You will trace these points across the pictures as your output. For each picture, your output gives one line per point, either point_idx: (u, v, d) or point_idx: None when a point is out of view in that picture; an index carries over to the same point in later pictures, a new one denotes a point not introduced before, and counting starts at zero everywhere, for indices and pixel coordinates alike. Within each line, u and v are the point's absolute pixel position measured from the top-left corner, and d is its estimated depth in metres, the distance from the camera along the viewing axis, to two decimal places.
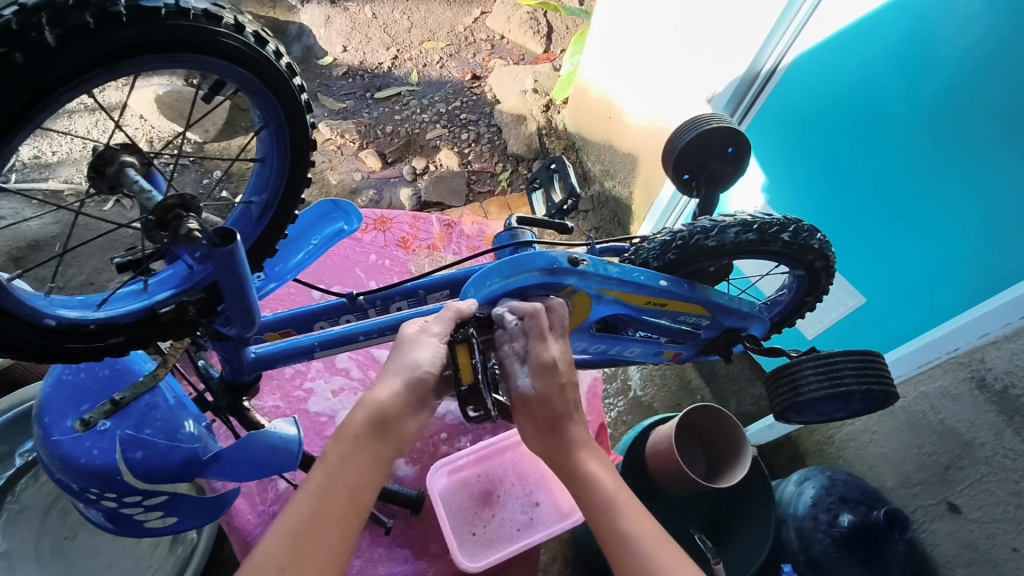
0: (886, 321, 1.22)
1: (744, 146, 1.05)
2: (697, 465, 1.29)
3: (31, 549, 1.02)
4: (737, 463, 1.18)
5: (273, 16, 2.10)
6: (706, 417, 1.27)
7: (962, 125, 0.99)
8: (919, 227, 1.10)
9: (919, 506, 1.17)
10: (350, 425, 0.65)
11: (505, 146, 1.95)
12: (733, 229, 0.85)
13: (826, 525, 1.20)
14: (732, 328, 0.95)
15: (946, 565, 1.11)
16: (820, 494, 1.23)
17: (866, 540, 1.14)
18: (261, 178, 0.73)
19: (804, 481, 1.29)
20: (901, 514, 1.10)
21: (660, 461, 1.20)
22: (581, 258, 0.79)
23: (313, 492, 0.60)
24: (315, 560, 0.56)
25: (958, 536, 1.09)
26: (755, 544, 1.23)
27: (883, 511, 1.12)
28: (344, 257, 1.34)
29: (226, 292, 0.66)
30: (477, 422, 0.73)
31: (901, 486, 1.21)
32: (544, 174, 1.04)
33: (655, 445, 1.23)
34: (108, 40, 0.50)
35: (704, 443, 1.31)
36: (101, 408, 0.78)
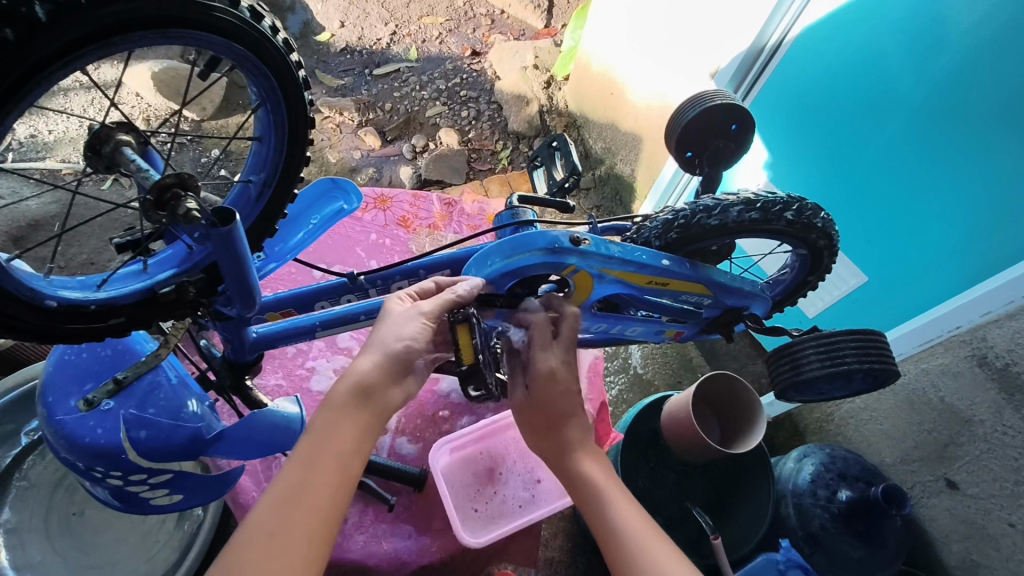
0: (888, 299, 1.22)
1: (747, 123, 1.04)
2: (711, 430, 1.28)
3: (40, 526, 1.03)
4: (753, 423, 1.18)
5: None
6: (728, 387, 1.24)
7: (970, 101, 0.98)
8: (922, 205, 1.09)
9: (917, 482, 1.19)
10: (333, 396, 0.64)
11: (506, 123, 1.93)
12: (736, 208, 0.84)
13: (824, 501, 1.22)
14: (733, 307, 0.94)
15: (942, 539, 1.15)
16: (819, 470, 1.25)
17: (863, 514, 1.16)
18: (259, 157, 0.72)
19: (804, 458, 1.30)
20: (901, 492, 1.10)
21: (676, 432, 1.21)
22: (583, 237, 0.77)
23: (300, 462, 0.60)
24: (300, 525, 0.57)
25: (955, 512, 1.12)
26: (755, 520, 1.25)
27: (882, 489, 1.13)
28: (344, 236, 1.33)
29: (226, 272, 0.66)
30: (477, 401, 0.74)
31: (901, 462, 1.22)
32: (546, 152, 1.03)
33: (668, 417, 1.24)
34: (100, 16, 0.49)
35: (714, 408, 1.30)
36: (104, 388, 0.78)
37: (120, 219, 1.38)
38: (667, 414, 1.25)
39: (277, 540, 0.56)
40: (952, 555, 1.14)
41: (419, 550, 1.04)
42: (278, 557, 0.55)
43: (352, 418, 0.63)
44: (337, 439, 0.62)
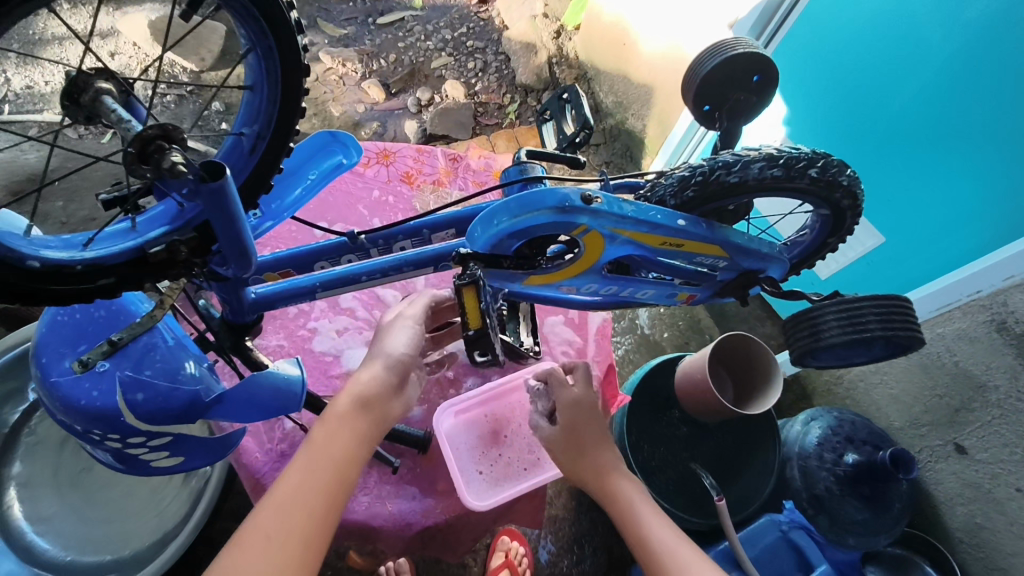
0: (905, 261, 1.18)
1: (771, 75, 0.98)
2: (725, 390, 1.25)
3: (48, 478, 1.06)
4: (769, 382, 1.15)
5: None
6: (746, 347, 1.19)
7: (1005, 53, 0.91)
8: (945, 165, 1.04)
9: (925, 446, 1.18)
10: (334, 409, 0.70)
11: (514, 75, 1.85)
12: (758, 164, 0.80)
13: (830, 464, 1.20)
14: (749, 271, 0.90)
15: (947, 502, 1.15)
16: (827, 434, 1.23)
17: (871, 478, 1.16)
18: (252, 108, 0.67)
19: (812, 421, 1.27)
20: (908, 455, 1.08)
21: (690, 392, 1.19)
22: (596, 195, 0.73)
23: (300, 468, 0.64)
24: (297, 526, 0.60)
25: (963, 475, 1.11)
26: (762, 477, 1.26)
27: (889, 452, 1.10)
28: (345, 193, 1.29)
29: (217, 231, 0.63)
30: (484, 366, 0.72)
31: (909, 426, 1.21)
32: (555, 105, 0.97)
33: (681, 379, 1.22)
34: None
35: (728, 366, 1.26)
36: (98, 350, 0.76)
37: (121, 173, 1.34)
38: (682, 372, 1.22)
39: (275, 540, 0.59)
40: (955, 518, 1.14)
41: (423, 512, 1.04)
42: (274, 551, 0.58)
43: (349, 425, 0.69)
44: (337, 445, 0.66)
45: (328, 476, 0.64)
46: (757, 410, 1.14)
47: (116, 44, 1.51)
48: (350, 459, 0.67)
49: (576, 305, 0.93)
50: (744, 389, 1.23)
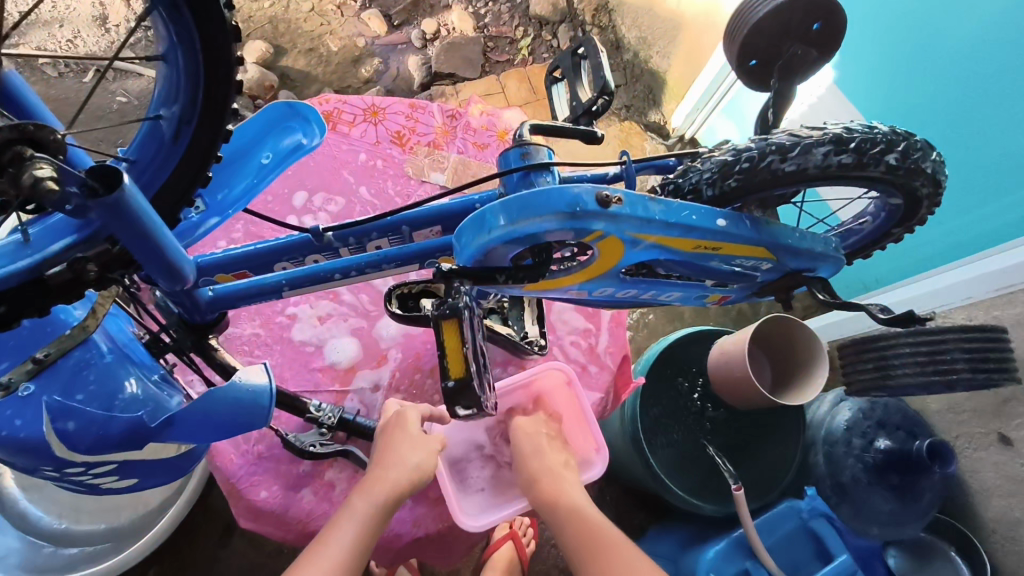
0: (969, 229, 1.07)
1: (835, 22, 0.79)
2: (763, 374, 1.12)
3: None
4: (812, 369, 1.02)
5: None
6: (787, 331, 1.06)
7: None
8: (1010, 121, 0.92)
9: (965, 433, 1.08)
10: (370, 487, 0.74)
11: (527, 5, 1.63)
12: (823, 149, 0.63)
13: (858, 450, 1.09)
14: (796, 271, 0.76)
15: (983, 493, 1.06)
16: (857, 417, 1.11)
17: (901, 466, 1.04)
18: (168, 83, 0.52)
19: (841, 403, 1.16)
20: (947, 448, 0.99)
21: (724, 376, 1.07)
22: (614, 195, 0.57)
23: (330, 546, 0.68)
24: None
25: (1004, 467, 1.02)
26: (778, 468, 1.13)
27: (927, 442, 1.00)
28: (330, 157, 1.13)
29: (134, 249, 0.50)
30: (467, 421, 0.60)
31: (948, 411, 1.12)
32: (568, 62, 0.79)
33: (713, 361, 1.09)
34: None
35: (767, 349, 1.13)
36: (23, 368, 0.65)
37: (100, 113, 1.25)
38: (718, 354, 1.08)
39: None
40: (989, 508, 1.05)
41: (414, 520, 0.94)
42: None
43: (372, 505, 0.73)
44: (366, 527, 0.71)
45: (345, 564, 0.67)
46: (796, 401, 1.01)
47: None
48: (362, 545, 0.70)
49: (590, 304, 0.80)
50: (783, 375, 1.10)
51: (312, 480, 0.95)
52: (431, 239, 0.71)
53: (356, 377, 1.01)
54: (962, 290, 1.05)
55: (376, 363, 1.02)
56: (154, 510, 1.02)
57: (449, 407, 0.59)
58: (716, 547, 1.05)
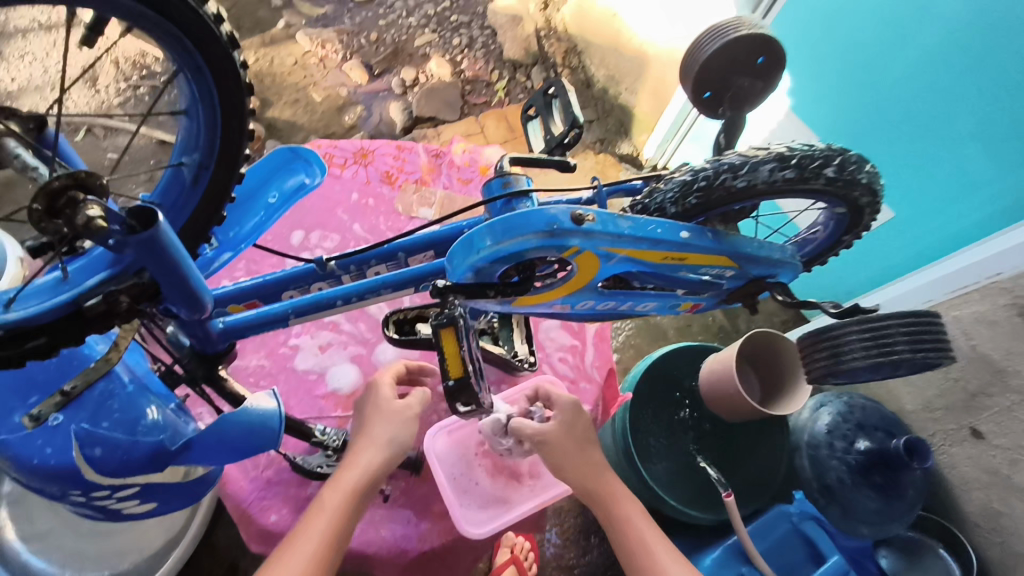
0: (925, 231, 1.15)
1: (776, 55, 0.88)
2: (751, 389, 1.17)
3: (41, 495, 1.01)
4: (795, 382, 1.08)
5: None
6: (769, 346, 1.13)
7: (1013, 11, 0.89)
8: (956, 139, 1.02)
9: (939, 430, 1.13)
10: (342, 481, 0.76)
11: (501, 50, 1.75)
12: (768, 166, 0.72)
13: (841, 452, 1.12)
14: (758, 277, 0.83)
15: (962, 487, 1.09)
16: (837, 421, 1.14)
17: (882, 465, 1.07)
18: (190, 135, 0.60)
19: (820, 407, 1.18)
20: (923, 444, 1.01)
21: (715, 391, 1.13)
22: (587, 213, 0.65)
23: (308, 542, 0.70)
24: None
25: (979, 461, 1.06)
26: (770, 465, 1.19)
27: (904, 440, 1.03)
28: (324, 198, 1.21)
29: (159, 279, 0.56)
30: (468, 417, 0.67)
31: (923, 410, 1.16)
32: (541, 101, 0.88)
33: (704, 380, 1.15)
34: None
35: (753, 364, 1.19)
36: (51, 401, 0.70)
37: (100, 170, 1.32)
38: (709, 372, 1.13)
39: None
40: (970, 503, 1.08)
41: (418, 537, 0.99)
42: None
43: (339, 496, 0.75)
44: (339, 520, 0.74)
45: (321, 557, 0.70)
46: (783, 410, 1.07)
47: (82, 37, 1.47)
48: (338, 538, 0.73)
49: (573, 318, 0.87)
50: (771, 389, 1.16)
51: None
52: (424, 264, 0.78)
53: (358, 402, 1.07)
54: (922, 293, 1.14)
55: None
56: (155, 554, 1.01)
57: (451, 405, 0.65)
58: (713, 554, 1.09)
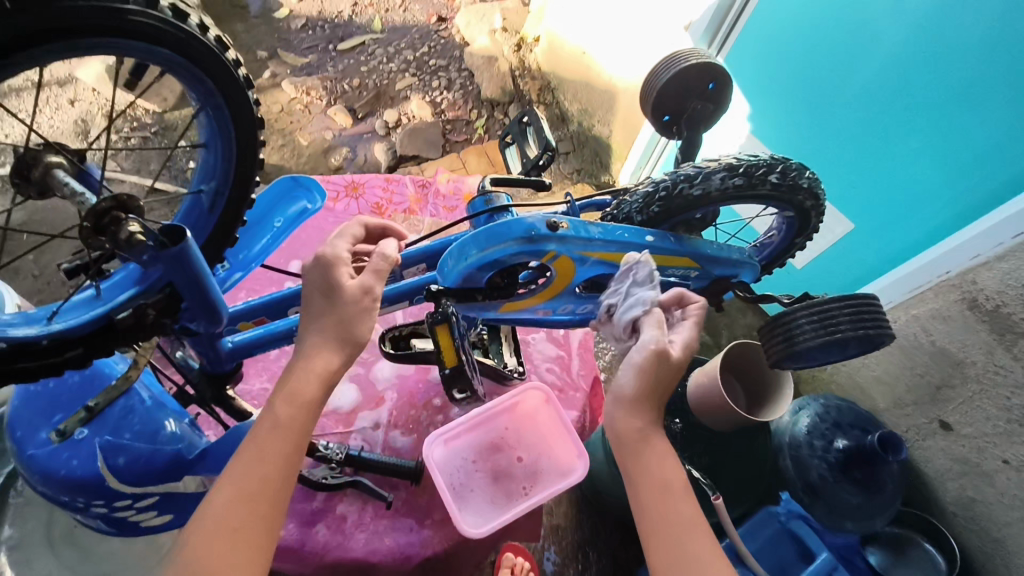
0: (878, 242, 1.19)
1: (724, 82, 0.99)
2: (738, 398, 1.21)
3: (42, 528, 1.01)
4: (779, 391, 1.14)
5: None
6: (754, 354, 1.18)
7: (947, 29, 0.94)
8: (899, 152, 1.07)
9: (911, 425, 1.19)
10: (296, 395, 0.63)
11: (478, 90, 1.87)
12: (718, 175, 0.81)
13: (821, 451, 1.17)
14: (722, 277, 0.91)
15: (939, 479, 1.15)
16: (815, 422, 1.19)
17: (860, 462, 1.12)
18: (208, 166, 0.70)
19: (799, 410, 1.24)
20: (895, 437, 1.06)
21: (702, 403, 1.16)
22: (561, 221, 0.74)
23: (260, 457, 0.60)
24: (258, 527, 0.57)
25: (951, 451, 1.12)
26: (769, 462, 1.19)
27: (877, 435, 1.08)
28: (318, 229, 1.29)
29: (183, 292, 0.63)
30: (458, 396, 0.82)
31: (895, 407, 1.22)
32: (516, 129, 0.98)
33: (692, 392, 1.18)
34: (25, 25, 0.49)
35: (737, 373, 1.24)
36: (76, 417, 0.77)
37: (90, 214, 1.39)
38: (695, 387, 1.17)
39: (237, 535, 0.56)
40: (948, 493, 1.14)
41: (421, 543, 1.03)
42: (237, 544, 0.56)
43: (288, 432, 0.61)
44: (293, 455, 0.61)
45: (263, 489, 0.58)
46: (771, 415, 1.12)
47: (81, 104, 1.60)
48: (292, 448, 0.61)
49: (553, 324, 0.94)
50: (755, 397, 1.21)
51: (325, 515, 1.04)
52: (417, 278, 0.85)
53: (358, 418, 1.14)
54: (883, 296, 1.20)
55: (375, 405, 1.16)
56: None
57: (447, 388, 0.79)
58: None
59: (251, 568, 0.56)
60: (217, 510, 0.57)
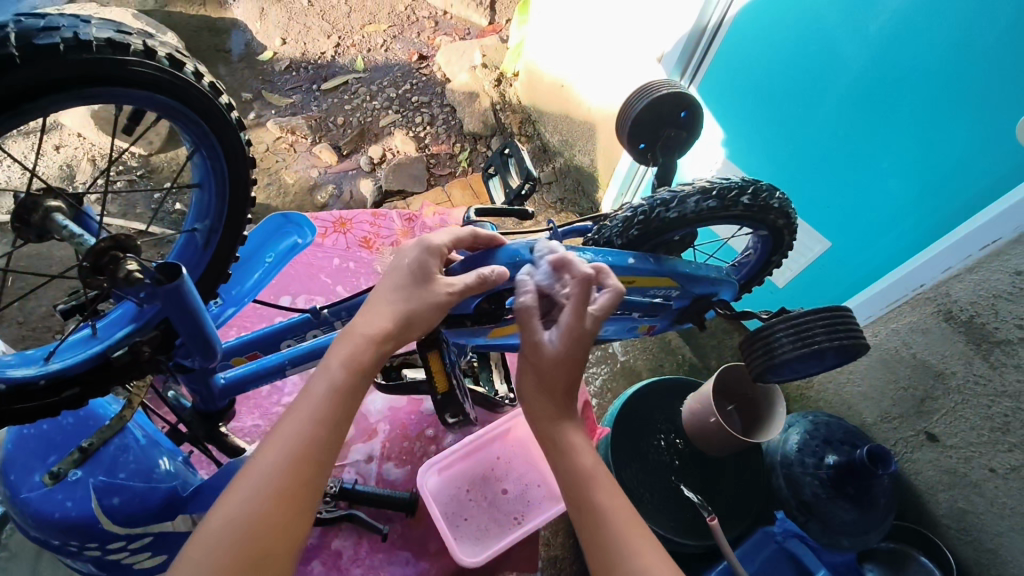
0: (854, 259, 1.23)
1: (697, 109, 1.03)
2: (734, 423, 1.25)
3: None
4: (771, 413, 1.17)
5: (214, 31, 2.11)
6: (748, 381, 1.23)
7: (907, 54, 0.99)
8: (870, 170, 1.11)
9: (899, 438, 1.21)
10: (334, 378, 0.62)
11: (461, 125, 1.93)
12: (693, 198, 0.86)
13: (813, 468, 1.19)
14: (702, 296, 0.95)
15: (929, 490, 1.17)
16: (805, 439, 1.22)
17: (852, 477, 1.13)
18: (203, 205, 0.72)
19: (790, 428, 1.27)
20: (884, 450, 1.10)
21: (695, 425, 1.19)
22: (544, 246, 0.77)
23: (308, 422, 0.60)
24: (302, 496, 0.57)
25: (939, 463, 1.14)
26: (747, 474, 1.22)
27: (866, 449, 1.11)
28: (307, 265, 1.31)
29: (179, 327, 0.65)
30: (454, 427, 0.81)
31: (882, 420, 1.24)
32: (499, 160, 1.01)
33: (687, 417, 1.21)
34: (37, 79, 0.51)
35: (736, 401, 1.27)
36: (70, 458, 0.76)
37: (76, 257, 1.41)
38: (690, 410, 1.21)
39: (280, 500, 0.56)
40: (940, 505, 1.16)
41: None
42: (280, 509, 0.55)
43: (323, 411, 0.61)
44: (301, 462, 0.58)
45: (309, 456, 0.58)
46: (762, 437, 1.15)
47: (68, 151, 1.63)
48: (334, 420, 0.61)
49: None
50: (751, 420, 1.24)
51: (320, 552, 1.03)
52: None
53: (351, 451, 1.14)
54: (862, 310, 1.23)
55: (368, 437, 1.16)
56: None
57: (441, 417, 0.79)
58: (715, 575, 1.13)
59: (290, 533, 0.56)
60: (262, 470, 0.56)
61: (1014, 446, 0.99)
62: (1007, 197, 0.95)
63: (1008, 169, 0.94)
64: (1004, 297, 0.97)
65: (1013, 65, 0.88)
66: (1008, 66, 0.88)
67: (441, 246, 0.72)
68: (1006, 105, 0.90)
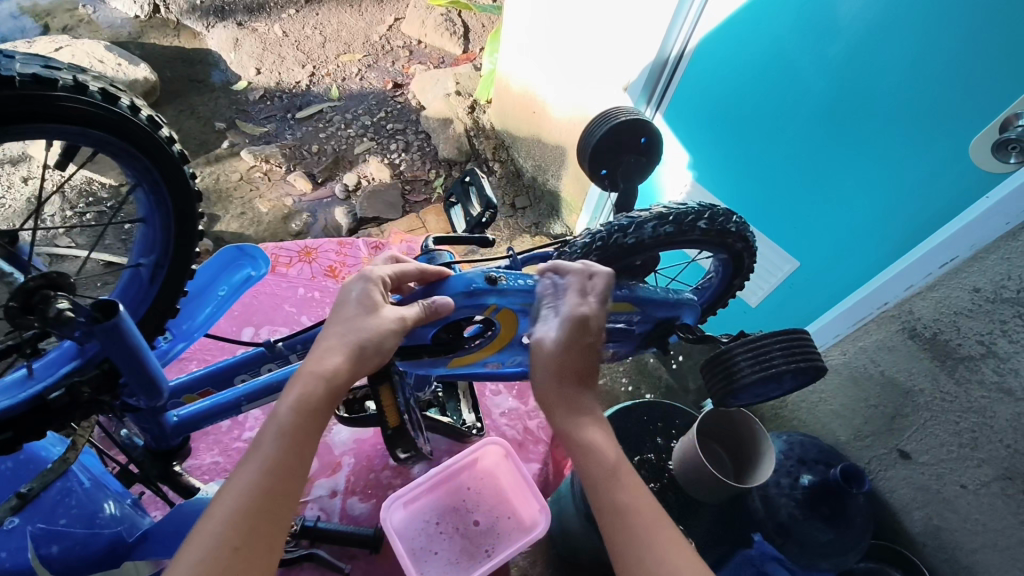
0: (825, 281, 1.22)
1: (655, 138, 1.05)
2: (717, 461, 1.20)
3: None
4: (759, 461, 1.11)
5: (188, 63, 2.12)
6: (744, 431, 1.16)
7: (866, 74, 1.01)
8: (836, 188, 1.12)
9: (873, 456, 1.20)
10: (278, 418, 0.61)
11: (436, 152, 1.94)
12: (650, 224, 0.87)
13: (788, 488, 1.17)
14: (664, 319, 0.95)
15: (905, 509, 1.16)
16: (779, 458, 1.21)
17: (827, 497, 1.12)
18: (148, 240, 0.74)
19: None
20: (857, 470, 1.09)
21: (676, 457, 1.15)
22: (499, 274, 0.77)
23: (261, 467, 0.59)
24: (267, 541, 0.57)
25: (911, 480, 1.13)
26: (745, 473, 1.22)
27: (840, 469, 1.10)
28: (270, 295, 1.29)
29: (120, 366, 0.63)
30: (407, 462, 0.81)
31: (856, 439, 1.23)
32: (460, 189, 1.00)
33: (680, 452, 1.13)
34: None
35: (722, 439, 1.22)
36: (8, 504, 0.77)
37: None
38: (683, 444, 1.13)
39: (241, 553, 0.55)
40: (915, 523, 1.15)
41: None
42: (244, 561, 0.55)
43: (277, 454, 0.60)
44: (255, 514, 0.57)
45: (266, 502, 0.58)
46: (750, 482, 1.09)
47: (33, 182, 1.61)
48: (290, 468, 0.60)
49: (506, 378, 0.95)
50: (738, 460, 1.19)
51: None
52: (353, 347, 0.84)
53: (315, 487, 1.11)
54: (830, 330, 1.22)
55: (332, 471, 1.13)
56: None
57: (392, 452, 0.79)
58: None
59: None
60: (220, 523, 0.56)
61: (982, 461, 0.99)
62: (964, 213, 0.95)
63: (966, 186, 0.95)
64: (963, 313, 0.97)
65: (966, 85, 0.90)
66: (962, 84, 0.90)
67: (383, 276, 0.72)
68: (961, 124, 0.92)
